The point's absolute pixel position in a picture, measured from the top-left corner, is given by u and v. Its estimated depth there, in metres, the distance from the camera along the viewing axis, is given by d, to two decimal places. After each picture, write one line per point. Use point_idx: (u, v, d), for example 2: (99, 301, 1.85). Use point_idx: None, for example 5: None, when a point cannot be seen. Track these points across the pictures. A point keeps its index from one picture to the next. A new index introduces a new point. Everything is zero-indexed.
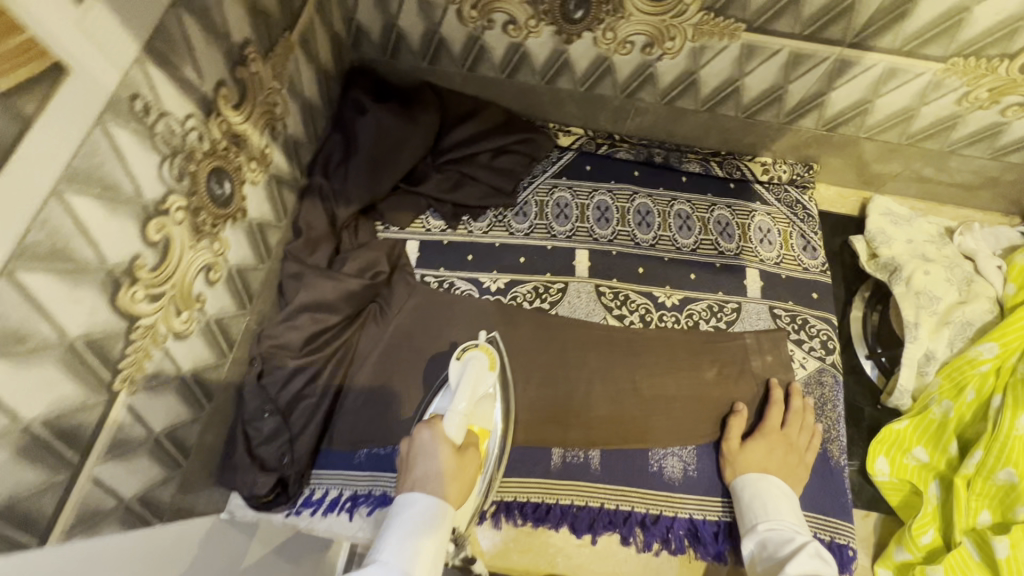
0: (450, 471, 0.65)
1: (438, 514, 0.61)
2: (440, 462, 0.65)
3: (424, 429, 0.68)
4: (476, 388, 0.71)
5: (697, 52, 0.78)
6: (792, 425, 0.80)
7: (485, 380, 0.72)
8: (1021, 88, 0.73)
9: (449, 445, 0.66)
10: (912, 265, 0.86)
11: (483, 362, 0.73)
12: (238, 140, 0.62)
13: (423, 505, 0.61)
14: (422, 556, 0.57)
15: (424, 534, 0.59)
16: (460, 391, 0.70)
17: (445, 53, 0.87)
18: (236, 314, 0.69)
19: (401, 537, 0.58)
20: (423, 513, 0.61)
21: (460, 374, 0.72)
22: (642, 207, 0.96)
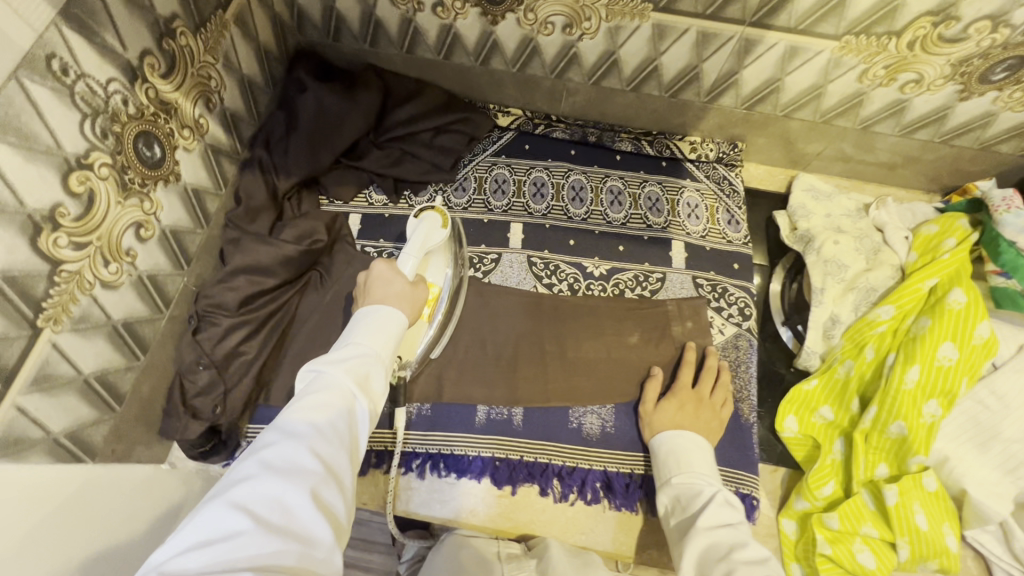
0: (405, 294, 0.66)
1: (397, 319, 0.61)
2: (395, 287, 0.65)
3: (379, 265, 0.69)
4: (428, 241, 0.72)
5: (614, 31, 0.83)
6: (703, 382, 0.84)
7: (438, 235, 0.73)
8: (913, 65, 0.78)
9: (404, 278, 0.67)
10: (823, 236, 0.91)
11: (436, 221, 0.74)
12: (168, 108, 0.68)
13: (385, 311, 0.61)
14: (385, 342, 0.58)
15: (388, 329, 0.60)
16: (411, 242, 0.71)
17: (382, 35, 0.92)
18: (171, 273, 0.74)
19: (366, 326, 0.59)
20: (384, 317, 0.61)
21: (413, 229, 0.73)
22: (576, 183, 1.00)
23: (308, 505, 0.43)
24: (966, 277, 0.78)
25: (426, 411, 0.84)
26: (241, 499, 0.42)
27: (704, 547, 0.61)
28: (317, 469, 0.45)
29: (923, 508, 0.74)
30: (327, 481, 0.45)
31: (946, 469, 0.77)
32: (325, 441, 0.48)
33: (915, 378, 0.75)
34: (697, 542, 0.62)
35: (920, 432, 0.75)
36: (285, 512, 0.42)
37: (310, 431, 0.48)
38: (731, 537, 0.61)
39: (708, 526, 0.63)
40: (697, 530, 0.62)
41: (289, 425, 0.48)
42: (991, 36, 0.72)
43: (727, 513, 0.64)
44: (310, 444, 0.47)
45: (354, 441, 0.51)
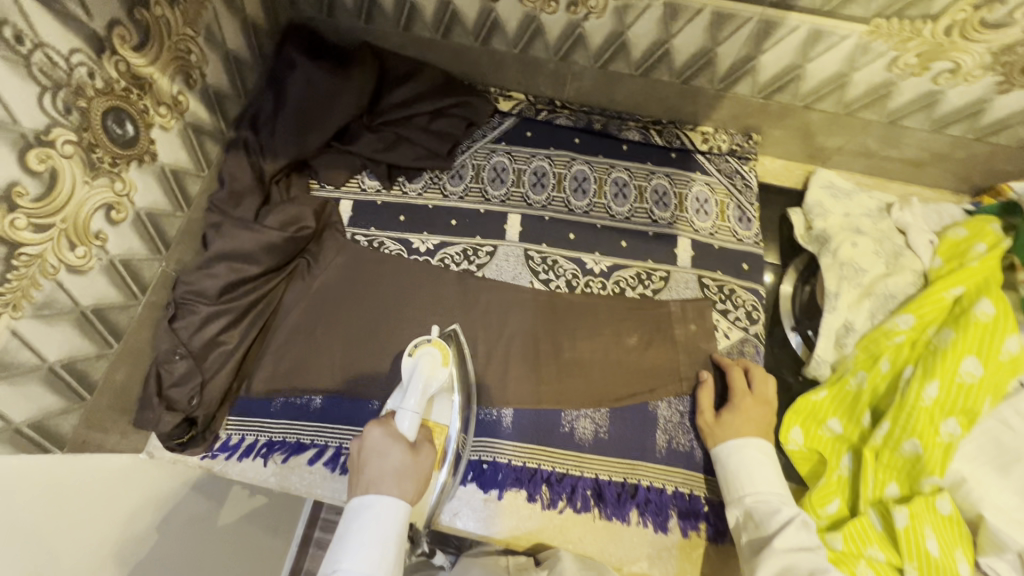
0: (403, 473, 0.60)
1: (399, 511, 0.58)
2: (394, 465, 0.60)
3: (373, 429, 0.64)
4: (428, 386, 0.68)
5: (622, 11, 0.77)
6: (759, 384, 0.79)
7: (439, 375, 0.70)
8: (949, 53, 0.72)
9: (403, 449, 0.62)
10: (840, 237, 0.85)
11: (435, 358, 0.71)
12: (142, 83, 0.64)
13: (383, 507, 0.58)
14: (382, 559, 0.55)
15: (386, 534, 0.56)
16: (411, 390, 0.67)
17: (378, 11, 0.88)
18: (147, 257, 0.71)
19: (361, 543, 0.55)
20: (384, 516, 0.57)
21: (412, 372, 0.69)
22: (579, 173, 0.95)
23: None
24: (995, 286, 0.73)
25: None
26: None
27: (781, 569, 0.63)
28: None
29: (936, 534, 0.68)
30: None
31: (962, 492, 0.72)
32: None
33: (934, 395, 0.70)
34: (774, 563, 0.63)
35: (935, 452, 0.70)
36: None
37: None
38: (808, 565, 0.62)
39: (786, 547, 0.64)
40: (774, 551, 0.64)
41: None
42: None
43: (805, 537, 0.65)
44: None
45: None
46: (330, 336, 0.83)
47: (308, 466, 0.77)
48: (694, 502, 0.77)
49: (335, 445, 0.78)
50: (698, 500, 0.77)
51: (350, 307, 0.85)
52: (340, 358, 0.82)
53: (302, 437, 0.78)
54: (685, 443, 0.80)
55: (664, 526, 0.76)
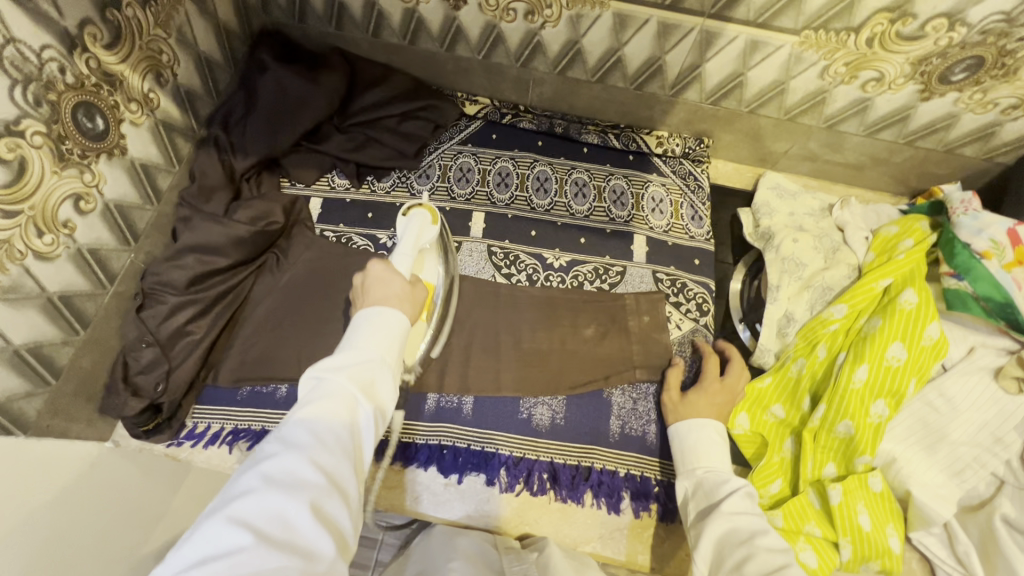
0: (404, 296, 0.62)
1: (399, 321, 0.58)
2: (397, 290, 0.62)
3: (375, 265, 0.65)
4: (419, 238, 0.75)
5: (575, 20, 0.82)
6: (733, 374, 0.83)
7: (429, 232, 0.77)
8: (873, 63, 0.78)
9: (402, 278, 0.64)
10: (783, 234, 0.91)
11: (426, 219, 0.78)
12: (113, 80, 0.67)
13: (385, 313, 0.58)
14: (389, 344, 0.56)
15: (389, 329, 0.58)
16: (405, 240, 0.74)
17: (347, 18, 0.92)
18: (116, 248, 0.73)
19: (369, 326, 0.57)
20: (386, 316, 0.58)
21: (405, 229, 0.76)
22: (541, 173, 1.00)
23: (307, 520, 0.42)
24: (919, 278, 0.78)
25: None
26: (238, 514, 0.41)
27: (724, 531, 0.66)
28: (319, 484, 0.44)
29: (867, 509, 0.74)
30: (330, 495, 0.45)
31: (892, 470, 0.77)
32: (326, 458, 0.46)
33: (863, 377, 0.75)
34: (718, 525, 0.67)
35: (866, 432, 0.75)
36: (286, 530, 0.41)
37: (311, 443, 0.47)
38: (751, 525, 0.66)
39: (731, 511, 0.68)
40: (721, 514, 0.68)
41: (290, 437, 0.47)
42: (948, 34, 0.71)
43: (751, 504, 0.69)
44: (311, 457, 0.46)
45: (358, 450, 0.50)
46: (295, 328, 0.86)
47: None
48: (646, 484, 0.81)
49: None
50: (649, 481, 0.81)
51: (318, 299, 0.88)
52: (306, 349, 0.84)
53: (267, 424, 0.81)
54: (638, 428, 0.84)
55: (617, 508, 0.80)
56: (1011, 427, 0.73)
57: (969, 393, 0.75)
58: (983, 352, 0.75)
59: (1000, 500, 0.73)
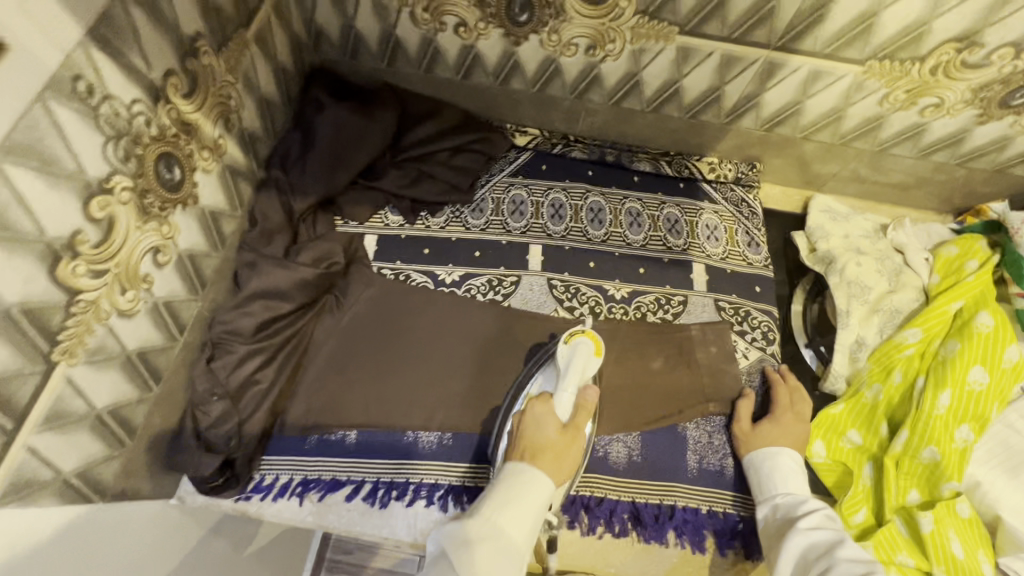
0: (554, 445, 0.71)
1: (538, 484, 0.66)
2: (548, 437, 0.72)
3: (534, 406, 0.75)
4: (582, 372, 0.78)
5: (637, 53, 0.82)
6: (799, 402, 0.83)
7: (591, 365, 0.79)
8: (935, 89, 0.79)
9: (556, 423, 0.73)
10: (845, 257, 0.90)
11: (589, 349, 0.80)
12: (189, 129, 0.65)
13: (521, 481, 0.66)
14: (517, 522, 0.63)
15: (524, 496, 0.65)
16: (567, 376, 0.77)
17: (401, 54, 0.91)
18: (187, 299, 0.71)
19: (502, 500, 0.64)
20: (527, 482, 0.66)
21: (569, 359, 0.79)
22: (595, 204, 1.00)
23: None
24: (991, 300, 0.79)
25: (447, 440, 0.82)
26: None
27: (804, 545, 0.67)
28: None
29: (959, 536, 0.72)
30: None
31: (978, 494, 0.77)
32: None
33: (947, 403, 0.75)
34: (797, 540, 0.67)
35: (952, 457, 0.75)
36: None
37: None
38: (827, 537, 0.67)
39: (808, 527, 0.68)
40: (798, 530, 0.68)
41: None
42: (1014, 62, 0.73)
43: (828, 521, 0.69)
44: None
45: None
46: (361, 373, 0.84)
47: (346, 503, 0.78)
48: (728, 520, 0.79)
49: (373, 480, 0.79)
50: (731, 517, 0.80)
51: (383, 342, 0.87)
52: (374, 395, 0.83)
53: (337, 474, 0.79)
54: (715, 462, 0.82)
55: (701, 545, 0.78)
56: None
57: None
58: None
59: None
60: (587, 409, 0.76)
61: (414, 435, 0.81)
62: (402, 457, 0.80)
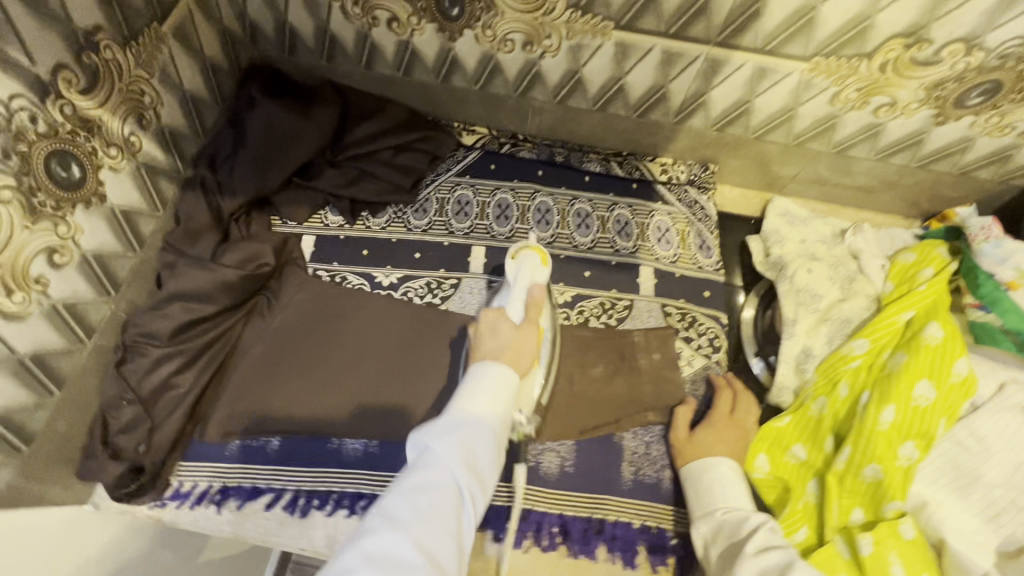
0: (512, 341, 0.70)
1: (505, 376, 0.64)
2: (505, 337, 0.70)
3: (488, 315, 0.73)
4: (532, 280, 0.78)
5: (575, 50, 0.79)
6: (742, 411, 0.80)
7: (540, 274, 0.79)
8: (886, 88, 0.75)
9: (510, 324, 0.72)
10: (796, 263, 0.86)
11: (536, 261, 0.80)
12: (90, 125, 0.63)
13: (490, 374, 0.64)
14: (489, 416, 0.61)
15: (495, 389, 0.63)
16: (517, 285, 0.77)
17: (339, 50, 0.88)
18: (96, 301, 0.69)
19: (472, 395, 0.62)
20: (492, 376, 0.64)
21: (517, 272, 0.79)
22: (543, 205, 0.96)
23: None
24: (943, 310, 0.75)
25: (374, 447, 0.79)
26: None
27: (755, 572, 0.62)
28: (420, 564, 0.47)
29: (901, 559, 0.68)
30: None
31: (925, 515, 0.72)
32: (429, 524, 0.50)
33: (890, 419, 0.71)
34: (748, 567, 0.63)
35: (895, 475, 0.71)
36: None
37: (412, 519, 0.50)
38: (779, 560, 0.62)
39: (755, 550, 0.64)
40: (746, 557, 0.63)
41: (395, 510, 0.51)
42: (965, 59, 0.68)
43: (774, 538, 0.66)
44: (411, 536, 0.49)
45: (458, 529, 0.53)
46: (289, 378, 0.82)
47: (264, 512, 0.76)
48: (661, 536, 0.76)
49: (294, 488, 0.77)
50: (665, 532, 0.76)
51: (314, 346, 0.84)
52: (302, 400, 0.81)
53: (257, 481, 0.77)
54: (652, 474, 0.79)
55: (632, 562, 0.74)
56: None
57: (1002, 432, 0.71)
58: (1014, 390, 0.71)
59: None
60: (537, 305, 0.76)
61: (339, 441, 0.79)
62: (326, 464, 0.78)
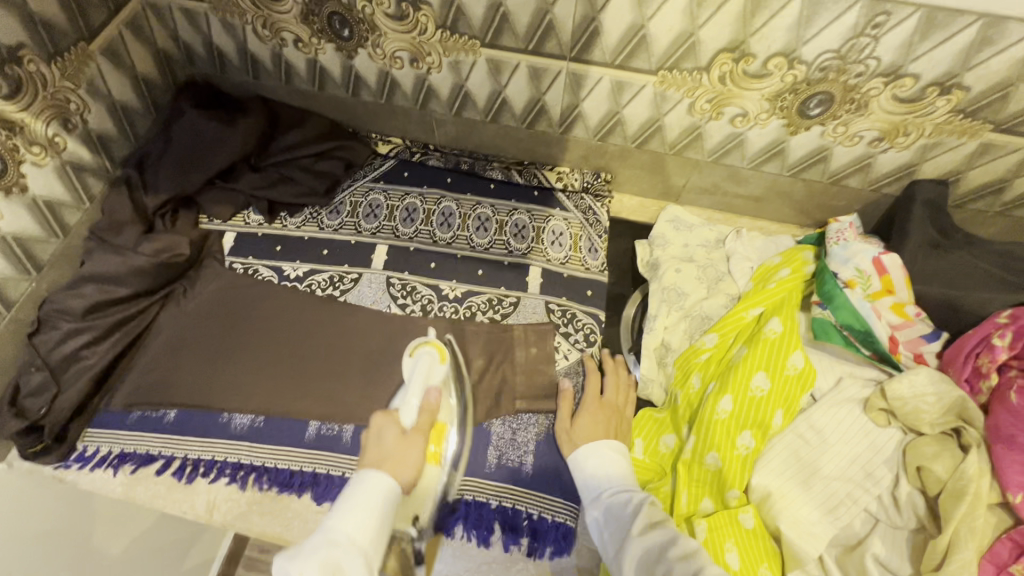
0: (393, 455, 0.66)
1: (384, 491, 0.61)
2: (389, 447, 0.67)
3: (376, 417, 0.70)
4: (427, 379, 0.76)
5: (455, 66, 0.88)
6: (610, 390, 0.84)
7: (437, 372, 0.77)
8: (733, 100, 0.81)
9: (396, 431, 0.69)
10: (669, 264, 0.94)
11: (434, 356, 0.78)
12: (12, 126, 0.75)
13: (371, 487, 0.61)
14: (365, 530, 0.58)
15: (371, 505, 0.60)
16: (412, 384, 0.74)
17: (261, 68, 1.00)
18: (16, 278, 0.81)
19: (349, 506, 0.59)
20: (369, 489, 0.61)
21: (413, 369, 0.77)
22: (447, 209, 1.03)
23: None
24: (786, 306, 0.80)
25: (259, 423, 0.85)
26: None
27: (640, 553, 0.64)
28: None
29: (737, 547, 0.68)
30: None
31: (768, 505, 0.70)
32: None
33: (727, 408, 0.75)
34: (634, 549, 0.64)
35: (733, 464, 0.73)
36: None
37: None
38: (661, 540, 0.64)
39: (640, 532, 0.65)
40: (632, 539, 0.65)
41: None
42: (790, 71, 0.74)
43: (656, 515, 0.67)
44: None
45: None
46: (193, 356, 0.89)
47: (155, 477, 0.83)
48: (515, 516, 0.79)
49: (182, 457, 0.83)
50: (520, 513, 0.79)
51: (219, 329, 0.92)
52: (203, 377, 0.88)
53: (152, 449, 0.84)
54: (514, 458, 0.83)
55: (485, 540, 0.78)
56: (880, 461, 0.71)
57: (839, 425, 0.73)
58: (849, 382, 0.76)
59: (873, 539, 0.68)
60: (431, 411, 0.72)
61: (228, 416, 0.86)
62: (214, 436, 0.85)
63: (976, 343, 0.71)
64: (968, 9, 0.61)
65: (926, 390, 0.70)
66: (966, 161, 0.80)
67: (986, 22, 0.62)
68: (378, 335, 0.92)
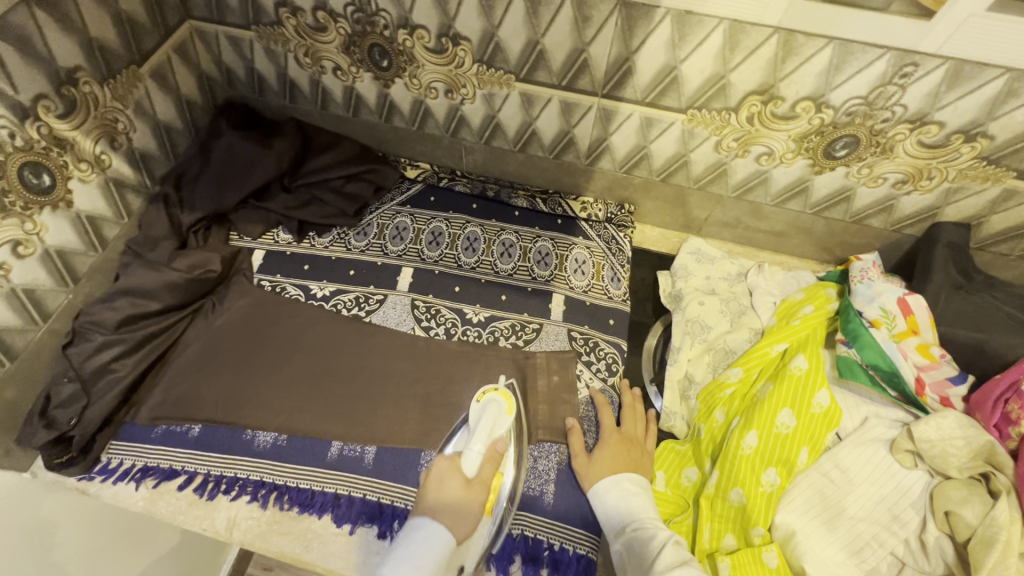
0: (452, 505, 0.72)
1: (440, 540, 0.66)
2: (448, 495, 0.73)
3: (441, 464, 0.77)
4: (493, 428, 0.81)
5: (488, 98, 0.91)
6: (627, 421, 0.85)
7: (502, 422, 0.82)
8: (759, 139, 0.83)
9: (458, 481, 0.75)
10: (691, 295, 0.96)
11: (501, 407, 0.84)
12: (64, 144, 0.77)
13: (428, 531, 0.67)
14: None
15: (428, 548, 0.65)
16: (477, 432, 0.80)
17: (298, 93, 1.03)
18: (54, 290, 0.82)
19: (400, 556, 0.64)
20: (428, 536, 0.66)
21: (480, 415, 0.83)
22: (472, 234, 1.04)
23: None
24: (810, 344, 0.81)
25: (282, 441, 0.86)
26: None
27: None
28: None
29: None
30: None
31: (792, 545, 0.70)
32: None
33: (751, 443, 0.75)
34: None
35: (758, 501, 0.72)
36: None
37: None
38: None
39: (664, 567, 0.65)
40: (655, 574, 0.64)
41: None
42: (818, 115, 0.76)
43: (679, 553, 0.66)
44: None
45: None
46: (218, 372, 0.90)
47: (177, 492, 0.82)
48: (537, 546, 0.78)
49: (204, 472, 0.84)
50: (541, 543, 0.79)
51: (245, 344, 0.93)
52: (228, 393, 0.89)
53: (174, 463, 0.84)
54: (535, 487, 0.82)
55: (505, 570, 0.77)
56: (907, 503, 0.71)
57: (865, 464, 0.73)
58: (875, 423, 0.76)
59: None
60: (492, 462, 0.78)
61: (252, 434, 0.86)
62: (237, 453, 0.85)
63: (1004, 390, 0.71)
64: (994, 63, 0.64)
65: (955, 433, 0.70)
66: (989, 206, 0.82)
67: (1011, 76, 0.64)
68: (401, 356, 0.93)
